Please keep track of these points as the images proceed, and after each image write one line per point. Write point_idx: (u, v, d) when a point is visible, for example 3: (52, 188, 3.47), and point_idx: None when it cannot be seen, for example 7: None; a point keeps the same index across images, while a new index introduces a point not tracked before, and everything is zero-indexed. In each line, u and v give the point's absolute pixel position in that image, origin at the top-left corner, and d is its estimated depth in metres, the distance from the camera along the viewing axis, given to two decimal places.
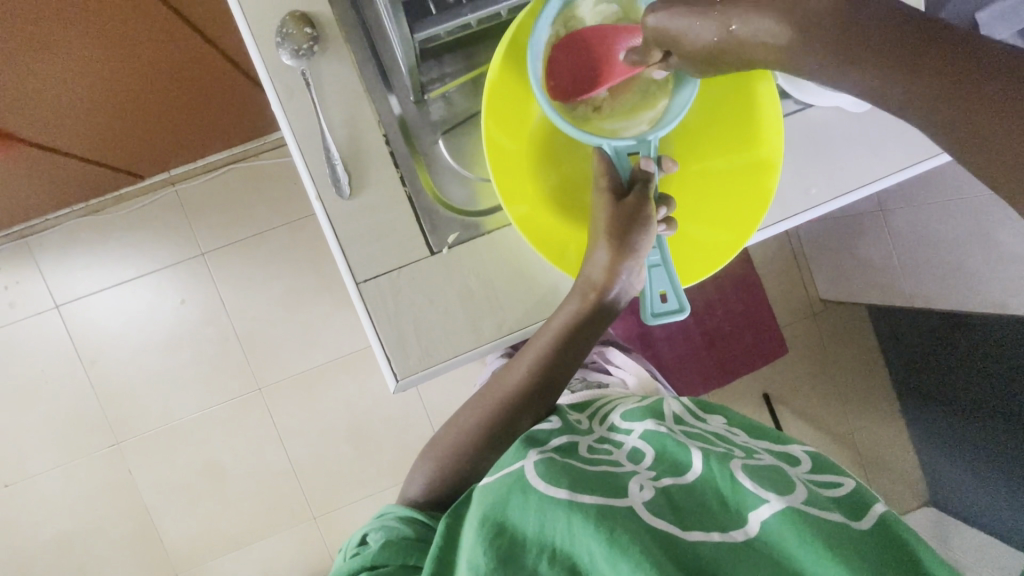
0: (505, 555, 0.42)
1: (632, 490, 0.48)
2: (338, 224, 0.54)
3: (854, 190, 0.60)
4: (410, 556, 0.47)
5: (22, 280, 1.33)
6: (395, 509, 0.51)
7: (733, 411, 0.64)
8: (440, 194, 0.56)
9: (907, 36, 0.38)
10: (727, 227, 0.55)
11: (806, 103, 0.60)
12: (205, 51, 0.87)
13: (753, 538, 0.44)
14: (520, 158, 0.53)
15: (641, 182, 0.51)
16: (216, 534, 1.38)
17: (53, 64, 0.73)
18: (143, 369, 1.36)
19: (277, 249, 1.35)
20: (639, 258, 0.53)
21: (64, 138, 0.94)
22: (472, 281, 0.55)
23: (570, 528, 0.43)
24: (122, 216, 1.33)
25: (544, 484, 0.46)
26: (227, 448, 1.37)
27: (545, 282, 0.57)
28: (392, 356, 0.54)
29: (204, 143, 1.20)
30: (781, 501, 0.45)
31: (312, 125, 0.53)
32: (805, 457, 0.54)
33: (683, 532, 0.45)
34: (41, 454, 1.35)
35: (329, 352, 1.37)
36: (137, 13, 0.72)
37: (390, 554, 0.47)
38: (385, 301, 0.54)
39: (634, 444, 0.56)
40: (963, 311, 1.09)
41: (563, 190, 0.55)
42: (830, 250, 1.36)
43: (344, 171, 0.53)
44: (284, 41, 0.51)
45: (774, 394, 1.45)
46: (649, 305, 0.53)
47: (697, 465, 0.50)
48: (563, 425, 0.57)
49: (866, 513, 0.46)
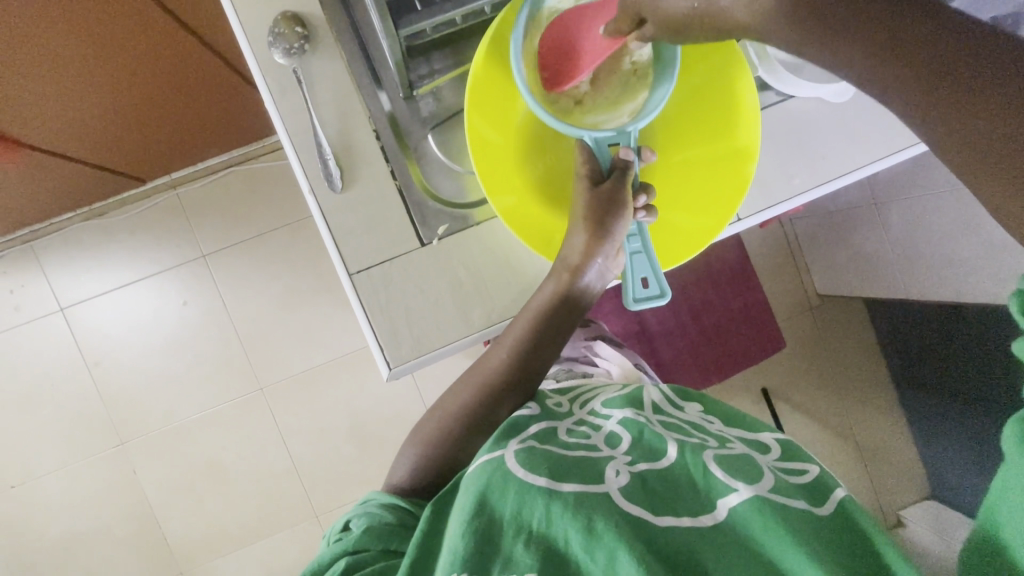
0: (484, 540, 0.44)
1: (609, 476, 0.49)
2: (329, 217, 0.55)
3: (835, 180, 0.61)
4: (392, 542, 0.49)
5: (27, 284, 1.35)
6: (378, 496, 0.53)
7: (710, 398, 0.66)
8: (430, 187, 0.58)
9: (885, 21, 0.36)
10: (705, 215, 0.56)
11: (786, 95, 0.61)
12: (204, 55, 0.89)
13: (721, 522, 0.46)
14: (505, 147, 0.54)
15: (621, 170, 0.53)
16: (219, 533, 1.39)
17: (54, 69, 0.75)
18: (147, 370, 1.38)
19: (278, 250, 1.37)
20: (616, 240, 0.54)
21: (66, 143, 0.96)
22: (462, 273, 0.57)
23: (548, 514, 0.44)
24: (125, 219, 1.35)
25: (524, 472, 0.47)
26: (229, 447, 1.39)
27: (530, 270, 0.58)
28: (383, 345, 0.56)
29: (205, 146, 1.22)
30: (750, 489, 0.47)
31: (303, 121, 0.55)
32: (775, 444, 0.56)
33: (655, 517, 0.46)
34: (46, 455, 1.37)
35: (329, 351, 1.39)
36: (136, 17, 0.74)
37: (370, 540, 0.49)
38: (376, 292, 0.56)
39: (611, 428, 0.57)
40: (957, 303, 1.09)
41: (546, 178, 0.57)
42: (825, 244, 1.36)
43: (336, 166, 0.55)
44: (276, 40, 0.53)
45: (772, 388, 1.45)
46: (631, 291, 0.54)
47: (671, 454, 0.51)
48: (541, 411, 0.59)
49: (828, 499, 0.48)
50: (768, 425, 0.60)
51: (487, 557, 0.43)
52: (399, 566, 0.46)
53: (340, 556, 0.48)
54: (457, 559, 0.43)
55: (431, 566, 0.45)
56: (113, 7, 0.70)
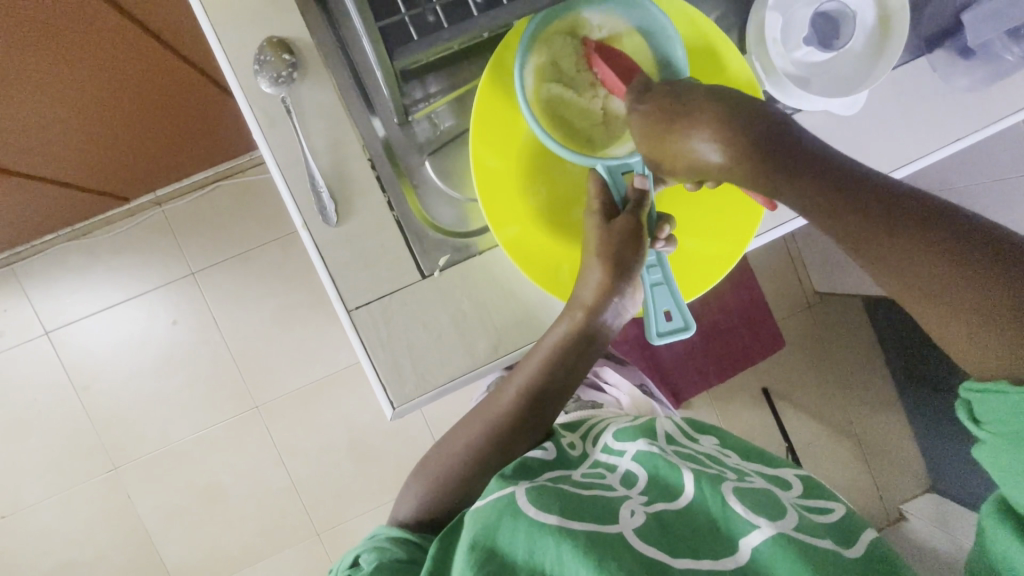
0: None
1: (624, 516, 0.47)
2: (325, 252, 0.53)
3: None
4: None
5: (9, 309, 1.31)
6: (387, 530, 0.51)
7: (724, 431, 0.64)
8: (429, 218, 0.56)
9: (889, 220, 0.41)
10: (722, 243, 0.55)
11: (795, 109, 0.60)
12: (182, 71, 0.85)
13: (744, 565, 0.44)
14: (510, 174, 0.52)
15: (635, 203, 0.51)
16: (219, 555, 1.37)
17: (27, 92, 0.72)
18: (138, 392, 1.35)
19: (269, 265, 1.34)
20: (634, 277, 0.52)
21: (41, 166, 0.92)
22: (467, 304, 0.55)
23: (560, 555, 0.42)
24: (109, 238, 1.31)
25: (535, 510, 0.45)
26: (226, 467, 1.36)
27: (537, 302, 0.56)
28: (386, 383, 0.53)
29: (188, 162, 1.18)
30: (773, 527, 0.45)
31: (295, 152, 0.52)
32: (796, 481, 0.54)
33: (674, 558, 0.45)
34: (38, 483, 1.34)
35: (326, 366, 1.36)
36: (110, 37, 0.70)
37: None
38: (377, 329, 0.53)
39: (627, 467, 0.55)
40: None
41: (552, 207, 0.54)
42: (823, 243, 1.36)
43: (331, 198, 0.52)
44: (262, 68, 0.50)
45: (773, 388, 1.44)
46: (654, 325, 0.52)
47: (689, 490, 0.50)
48: (555, 456, 0.56)
49: (858, 541, 0.47)
50: (786, 460, 0.58)
51: None
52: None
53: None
54: None
55: None
56: (86, 28, 0.67)
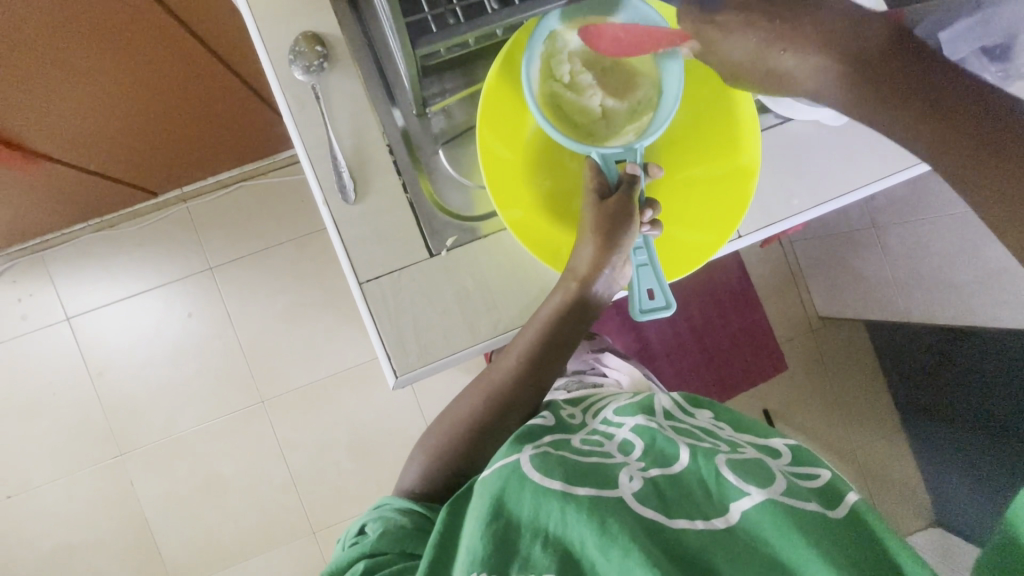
0: (502, 539, 0.45)
1: (622, 481, 0.50)
2: (342, 227, 0.57)
3: (832, 200, 0.63)
4: (408, 544, 0.50)
5: (34, 293, 1.37)
6: (393, 501, 0.53)
7: (721, 407, 0.66)
8: (439, 200, 0.60)
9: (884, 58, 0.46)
10: (709, 232, 0.58)
11: (786, 118, 0.63)
12: (218, 71, 0.92)
13: (734, 526, 0.46)
14: (515, 162, 0.57)
15: (627, 183, 0.55)
16: (215, 547, 1.38)
17: (73, 79, 0.78)
18: (149, 380, 1.38)
19: (284, 263, 1.39)
20: (623, 254, 0.56)
21: (79, 152, 0.98)
22: (472, 282, 0.58)
23: (564, 517, 0.45)
24: (134, 230, 1.37)
25: (540, 476, 0.48)
26: (228, 459, 1.38)
27: (539, 280, 0.59)
28: (391, 354, 0.57)
29: (216, 160, 1.25)
30: (762, 493, 0.47)
31: (321, 135, 0.57)
32: (785, 450, 0.56)
33: (668, 519, 0.47)
34: (44, 465, 1.37)
35: (333, 363, 1.39)
36: (156, 32, 0.77)
37: (388, 543, 0.50)
38: (386, 302, 0.57)
39: (625, 436, 0.58)
40: (959, 325, 1.10)
41: (553, 193, 0.58)
42: (826, 266, 1.38)
43: (350, 178, 0.57)
44: (296, 58, 0.56)
45: (774, 409, 1.45)
46: (637, 302, 0.55)
47: (683, 459, 0.52)
48: (555, 423, 0.60)
49: (841, 502, 0.48)
50: (778, 432, 0.60)
51: (506, 558, 0.44)
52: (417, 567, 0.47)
53: (357, 559, 0.49)
54: (476, 561, 0.43)
55: (447, 567, 0.46)
56: (137, 23, 0.73)
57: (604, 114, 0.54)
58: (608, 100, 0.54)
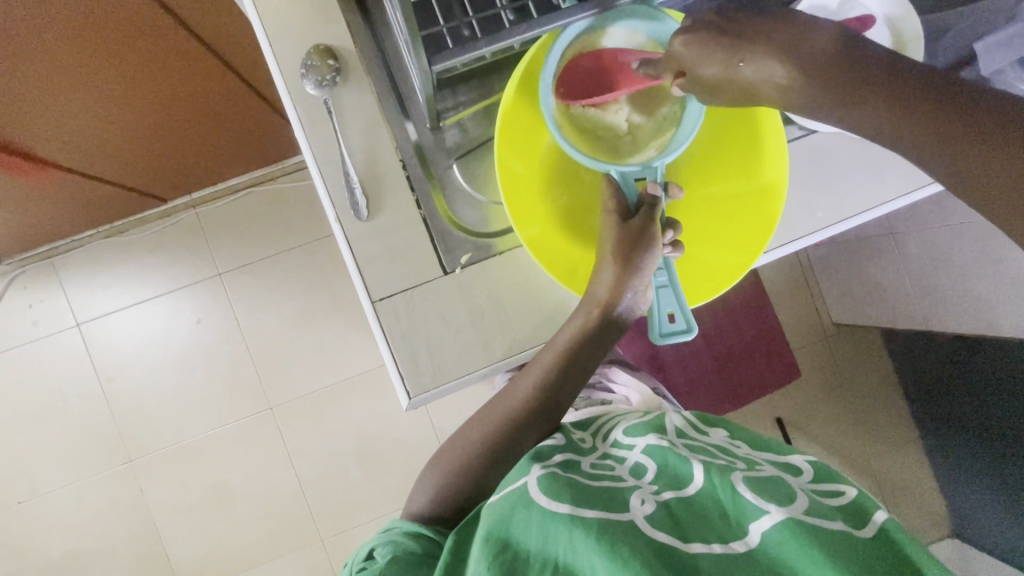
0: (509, 568, 0.43)
1: (634, 505, 0.48)
2: (355, 244, 0.56)
3: (858, 215, 0.61)
4: (417, 573, 0.49)
5: (45, 300, 1.37)
6: (402, 523, 0.53)
7: (735, 424, 0.64)
8: (454, 217, 0.58)
9: (870, 73, 0.43)
10: (735, 251, 0.56)
11: (810, 129, 0.61)
12: (227, 79, 0.91)
13: (754, 549, 0.45)
14: (531, 178, 0.55)
15: (648, 205, 0.53)
16: (223, 555, 1.37)
17: (80, 88, 0.77)
18: (158, 387, 1.38)
19: (293, 270, 1.38)
20: (645, 277, 0.54)
21: (86, 160, 0.97)
22: (485, 300, 0.57)
23: (573, 542, 0.44)
24: (143, 237, 1.37)
25: (547, 500, 0.47)
26: (237, 467, 1.38)
27: (555, 300, 0.58)
28: (404, 374, 0.55)
29: (224, 167, 1.24)
30: (782, 512, 0.46)
31: (333, 150, 0.56)
32: (806, 467, 0.55)
33: (684, 544, 0.45)
34: (54, 471, 1.37)
35: (341, 371, 1.39)
36: (165, 42, 0.76)
37: (396, 570, 0.48)
38: (399, 320, 0.56)
39: (636, 459, 0.56)
40: (981, 335, 1.07)
41: (570, 209, 0.57)
42: (841, 273, 1.35)
43: (363, 194, 0.56)
44: (309, 72, 0.55)
45: (788, 419, 1.42)
46: (657, 326, 0.54)
47: (698, 479, 0.51)
48: (567, 443, 0.59)
49: (869, 521, 0.47)
50: (794, 448, 0.58)
51: None
52: None
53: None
54: None
55: None
56: (145, 33, 0.72)
57: (632, 129, 0.53)
58: (635, 116, 0.53)
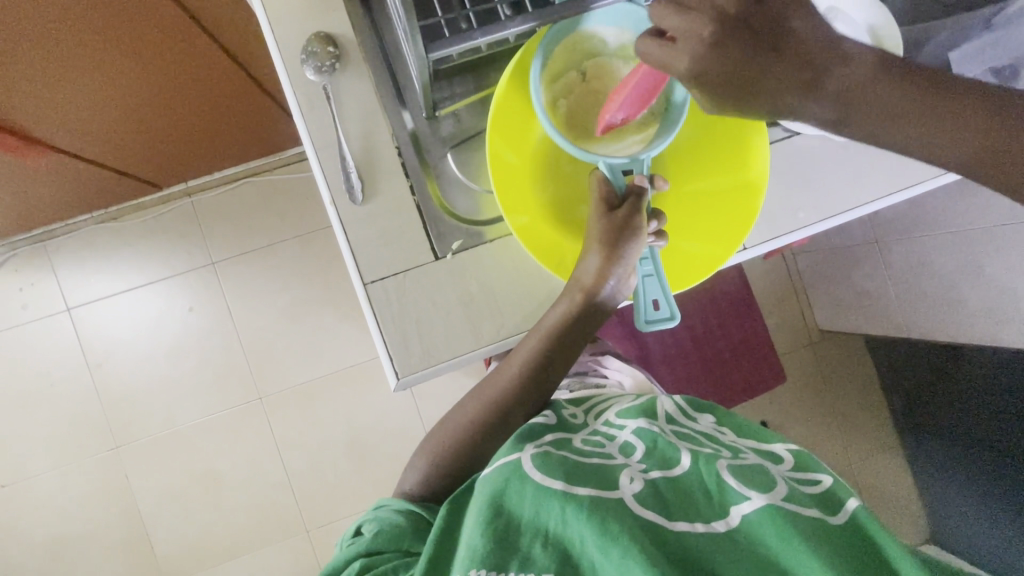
0: (500, 539, 0.45)
1: (624, 482, 0.49)
2: (349, 228, 0.57)
3: (836, 216, 0.64)
4: (404, 542, 0.50)
5: (36, 283, 1.36)
6: (391, 502, 0.54)
7: (725, 411, 0.66)
8: (446, 204, 0.60)
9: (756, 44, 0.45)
10: (717, 244, 0.58)
11: (793, 131, 0.63)
12: (223, 60, 0.90)
13: (734, 529, 0.46)
14: (521, 167, 0.57)
15: (635, 195, 0.55)
16: (208, 543, 1.37)
17: (75, 66, 0.76)
18: (146, 374, 1.38)
19: (287, 260, 1.39)
20: (629, 265, 0.56)
21: (81, 142, 0.97)
22: (475, 286, 0.58)
23: (564, 515, 0.45)
24: (138, 224, 1.37)
25: (541, 476, 0.48)
26: (224, 455, 1.38)
27: (542, 285, 0.60)
28: (393, 356, 0.57)
29: (221, 155, 1.24)
30: (762, 497, 0.47)
31: (330, 135, 0.58)
32: (788, 456, 0.56)
33: (670, 522, 0.47)
34: (40, 457, 1.36)
35: (331, 362, 1.39)
36: (167, 27, 0.77)
37: (383, 542, 0.50)
38: (389, 303, 0.57)
39: (627, 438, 0.58)
40: (959, 342, 1.09)
41: (559, 200, 0.59)
42: (827, 279, 1.38)
43: (358, 179, 0.57)
44: (309, 58, 0.56)
45: (772, 421, 1.44)
46: (642, 311, 0.56)
47: (684, 462, 0.52)
48: (557, 420, 0.60)
49: (841, 508, 0.48)
50: (780, 436, 0.60)
51: (505, 556, 0.44)
52: (414, 564, 0.47)
53: (353, 559, 0.50)
54: (475, 557, 0.44)
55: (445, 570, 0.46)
56: (144, 16, 0.73)
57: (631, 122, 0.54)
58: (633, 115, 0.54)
